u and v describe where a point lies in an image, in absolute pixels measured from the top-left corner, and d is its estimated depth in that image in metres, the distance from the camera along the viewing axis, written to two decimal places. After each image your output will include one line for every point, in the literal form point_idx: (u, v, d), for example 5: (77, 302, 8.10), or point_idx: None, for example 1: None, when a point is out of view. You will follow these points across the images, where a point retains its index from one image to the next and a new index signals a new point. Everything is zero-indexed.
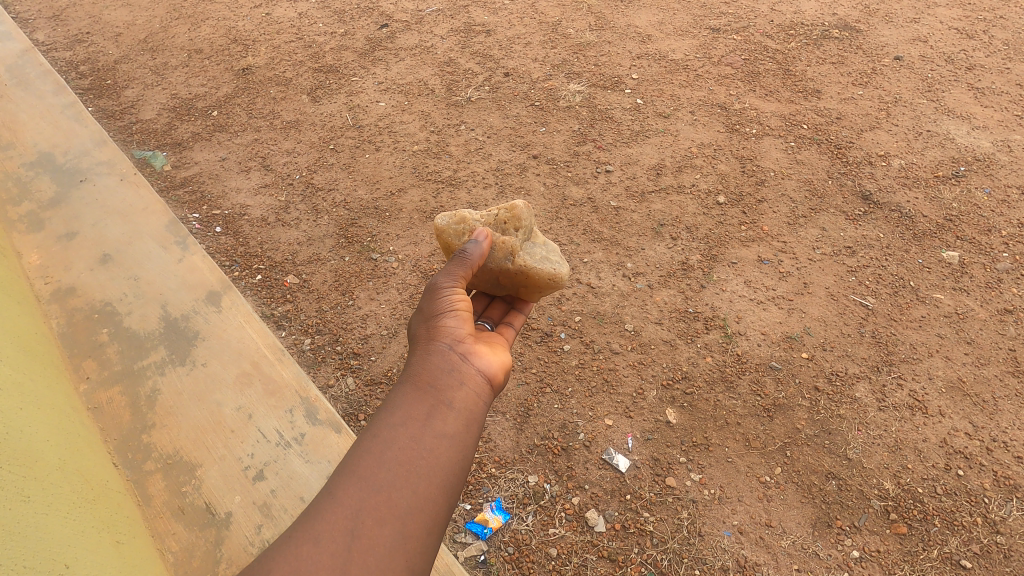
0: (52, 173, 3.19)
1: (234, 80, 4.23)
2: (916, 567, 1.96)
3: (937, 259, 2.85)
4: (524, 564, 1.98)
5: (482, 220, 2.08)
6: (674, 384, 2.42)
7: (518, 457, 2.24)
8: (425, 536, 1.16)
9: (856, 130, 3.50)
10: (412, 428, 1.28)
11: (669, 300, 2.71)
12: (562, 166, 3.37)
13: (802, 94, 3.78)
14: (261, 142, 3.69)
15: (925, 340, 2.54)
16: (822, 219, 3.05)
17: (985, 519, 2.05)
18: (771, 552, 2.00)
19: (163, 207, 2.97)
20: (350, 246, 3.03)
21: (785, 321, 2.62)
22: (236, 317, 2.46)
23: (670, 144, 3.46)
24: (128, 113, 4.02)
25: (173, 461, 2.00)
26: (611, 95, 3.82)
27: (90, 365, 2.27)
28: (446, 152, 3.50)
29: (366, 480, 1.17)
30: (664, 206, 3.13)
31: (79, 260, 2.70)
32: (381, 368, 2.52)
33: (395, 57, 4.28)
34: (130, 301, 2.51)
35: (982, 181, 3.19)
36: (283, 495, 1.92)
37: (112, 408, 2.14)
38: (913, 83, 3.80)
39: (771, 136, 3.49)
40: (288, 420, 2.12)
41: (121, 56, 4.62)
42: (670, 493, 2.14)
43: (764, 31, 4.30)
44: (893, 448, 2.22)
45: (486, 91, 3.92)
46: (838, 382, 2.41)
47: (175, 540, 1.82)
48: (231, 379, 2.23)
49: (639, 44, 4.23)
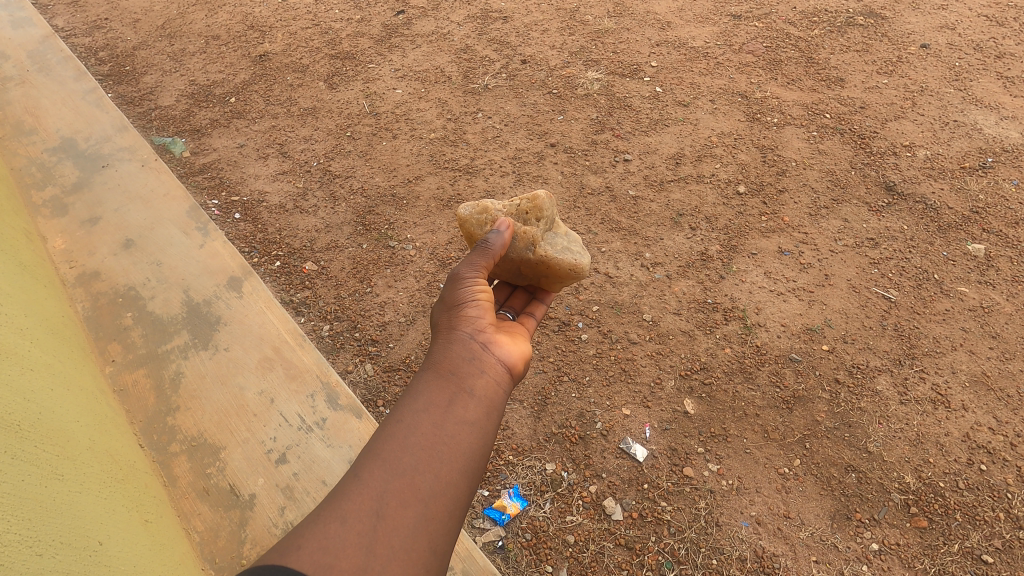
0: (74, 158, 3.23)
1: (250, 66, 4.23)
2: (936, 562, 1.95)
3: (963, 252, 2.80)
4: (542, 551, 2.00)
5: (504, 211, 2.07)
6: (692, 374, 2.42)
7: (536, 445, 2.25)
8: (447, 519, 1.16)
9: (881, 120, 3.43)
10: (434, 414, 1.29)
11: (687, 291, 2.70)
12: (580, 155, 3.35)
13: (825, 82, 3.71)
14: (278, 129, 3.69)
15: (949, 333, 2.51)
16: (844, 210, 3.00)
17: (1008, 515, 2.03)
18: (789, 544, 2.00)
19: (185, 193, 3.00)
20: (368, 234, 3.04)
21: (805, 313, 2.60)
22: (257, 302, 2.48)
23: (690, 133, 3.43)
24: (147, 99, 4.05)
25: (197, 442, 2.04)
26: (630, 83, 3.78)
27: (115, 348, 2.31)
28: (463, 140, 3.49)
29: (391, 463, 1.18)
30: (683, 196, 3.10)
31: (103, 244, 2.74)
32: (399, 355, 2.54)
33: (411, 44, 4.25)
34: (153, 286, 2.54)
35: (1010, 172, 3.12)
36: (305, 478, 1.95)
37: (136, 390, 2.18)
38: (939, 72, 3.72)
39: (793, 126, 3.44)
40: (309, 404, 2.14)
41: (139, 42, 4.63)
42: (687, 482, 2.14)
43: (786, 18, 4.22)
44: (914, 442, 2.21)
45: (503, 79, 3.89)
46: (858, 375, 2.39)
47: (200, 521, 1.85)
48: (254, 363, 2.26)
49: (659, 31, 4.17)
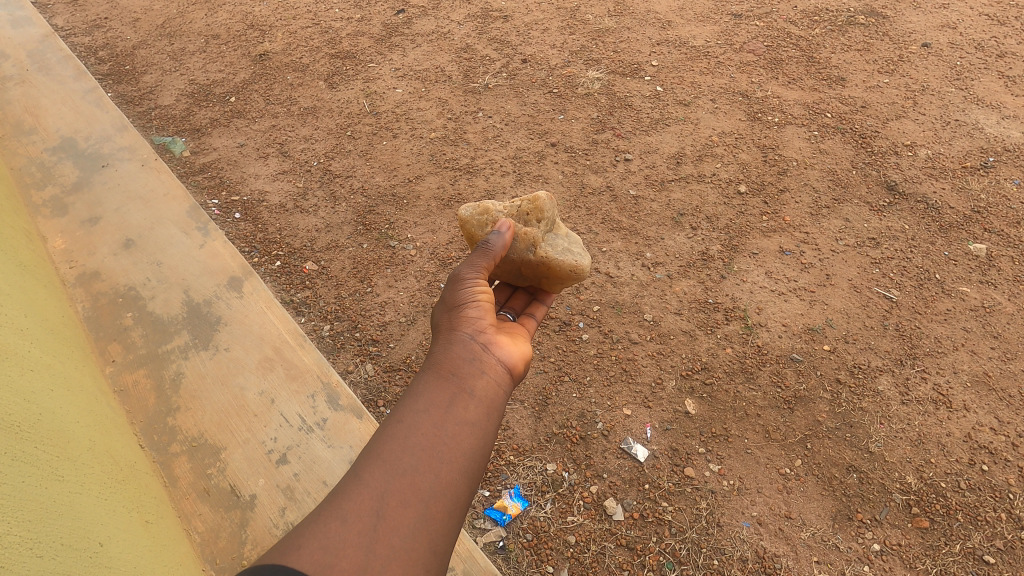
0: (74, 158, 3.22)
1: (250, 65, 4.23)
2: (938, 562, 1.95)
3: (964, 252, 2.80)
4: (543, 551, 2.00)
5: (505, 212, 2.06)
6: (693, 374, 2.41)
7: (537, 445, 2.24)
8: (446, 519, 1.16)
9: (882, 120, 3.43)
10: (434, 415, 1.29)
11: (688, 291, 2.69)
12: (580, 155, 3.34)
13: (826, 81, 3.71)
14: (279, 128, 3.69)
15: (950, 333, 2.51)
16: (845, 210, 3.00)
17: (1010, 515, 2.02)
18: (791, 544, 2.00)
19: (185, 193, 2.99)
20: (368, 233, 3.04)
21: (807, 313, 2.60)
22: (258, 302, 2.48)
23: (691, 133, 3.42)
24: (147, 99, 4.04)
25: (197, 443, 2.03)
26: (631, 83, 3.77)
27: (115, 348, 2.30)
28: (463, 139, 3.49)
29: (391, 463, 1.17)
30: (684, 195, 3.10)
31: (104, 244, 2.73)
32: (400, 355, 2.53)
33: (412, 43, 4.25)
34: (153, 286, 2.54)
35: (1012, 172, 3.11)
36: (305, 478, 1.94)
37: (137, 390, 2.18)
38: (940, 71, 3.71)
39: (794, 125, 3.43)
40: (310, 405, 2.14)
41: (139, 41, 4.62)
42: (688, 482, 2.14)
43: (787, 17, 4.21)
44: (915, 442, 2.20)
45: (504, 78, 3.88)
46: (860, 375, 2.39)
47: (201, 521, 1.85)
48: (254, 364, 2.26)
49: (659, 30, 4.16)
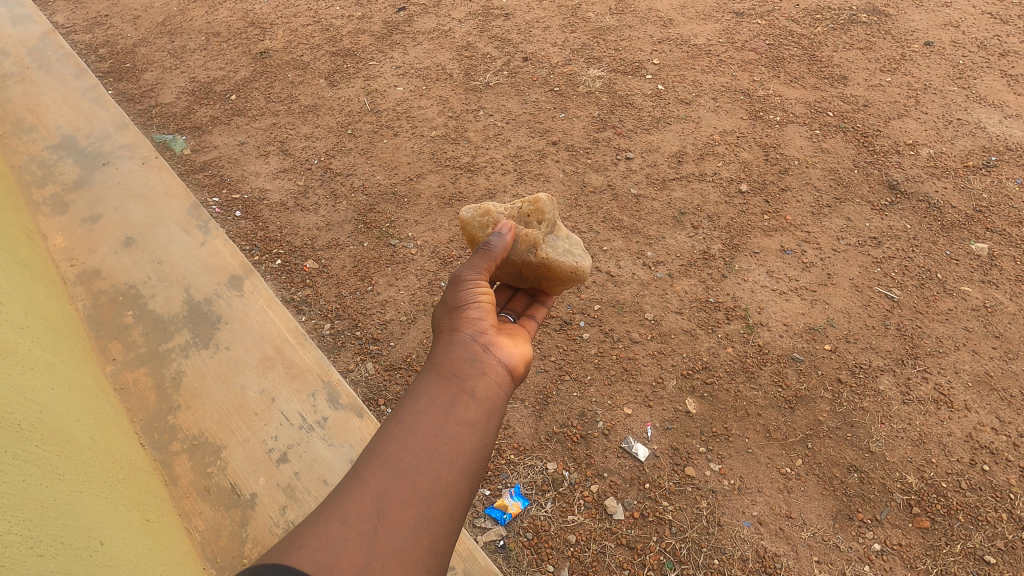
0: (75, 156, 3.22)
1: (251, 63, 4.22)
2: (938, 562, 1.95)
3: (966, 251, 2.79)
4: (543, 550, 2.00)
5: (506, 213, 2.06)
6: (694, 373, 2.41)
7: (537, 444, 2.24)
8: (447, 519, 1.15)
9: (884, 118, 3.42)
10: (435, 415, 1.29)
11: (689, 290, 2.69)
12: (581, 153, 3.34)
13: (828, 80, 3.70)
14: (279, 126, 3.68)
15: (952, 333, 2.50)
16: (846, 209, 2.99)
17: (1011, 515, 2.02)
18: (791, 544, 2.00)
19: (185, 191, 2.99)
20: (369, 232, 3.03)
21: (808, 312, 2.59)
22: (258, 301, 2.47)
23: (692, 131, 3.41)
24: (147, 97, 4.04)
25: (198, 442, 2.03)
26: (632, 81, 3.76)
27: (116, 346, 2.31)
28: (464, 138, 3.48)
29: (392, 464, 1.17)
30: (685, 194, 3.09)
31: (104, 243, 2.73)
32: (401, 354, 2.53)
33: (413, 41, 4.24)
34: (154, 284, 2.54)
35: (1014, 171, 3.11)
36: (306, 477, 1.95)
37: (138, 388, 2.18)
38: (943, 70, 3.70)
39: (796, 124, 3.42)
40: (310, 403, 2.14)
41: (139, 39, 4.62)
42: (689, 482, 2.13)
43: (789, 15, 4.20)
44: (917, 442, 2.20)
45: (505, 76, 3.88)
46: (861, 374, 2.38)
47: (201, 520, 1.85)
48: (254, 362, 2.26)
49: (661, 28, 4.15)
